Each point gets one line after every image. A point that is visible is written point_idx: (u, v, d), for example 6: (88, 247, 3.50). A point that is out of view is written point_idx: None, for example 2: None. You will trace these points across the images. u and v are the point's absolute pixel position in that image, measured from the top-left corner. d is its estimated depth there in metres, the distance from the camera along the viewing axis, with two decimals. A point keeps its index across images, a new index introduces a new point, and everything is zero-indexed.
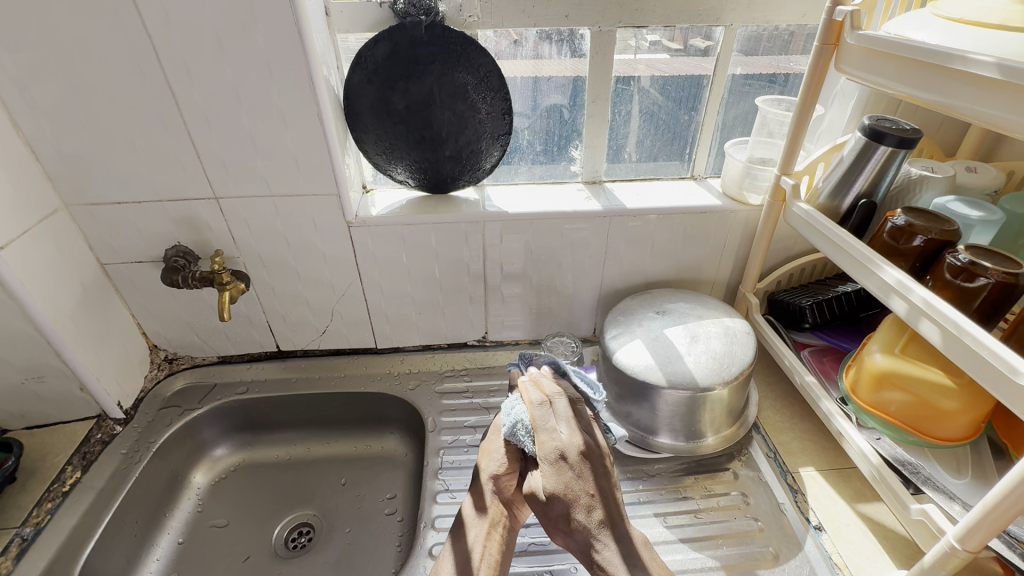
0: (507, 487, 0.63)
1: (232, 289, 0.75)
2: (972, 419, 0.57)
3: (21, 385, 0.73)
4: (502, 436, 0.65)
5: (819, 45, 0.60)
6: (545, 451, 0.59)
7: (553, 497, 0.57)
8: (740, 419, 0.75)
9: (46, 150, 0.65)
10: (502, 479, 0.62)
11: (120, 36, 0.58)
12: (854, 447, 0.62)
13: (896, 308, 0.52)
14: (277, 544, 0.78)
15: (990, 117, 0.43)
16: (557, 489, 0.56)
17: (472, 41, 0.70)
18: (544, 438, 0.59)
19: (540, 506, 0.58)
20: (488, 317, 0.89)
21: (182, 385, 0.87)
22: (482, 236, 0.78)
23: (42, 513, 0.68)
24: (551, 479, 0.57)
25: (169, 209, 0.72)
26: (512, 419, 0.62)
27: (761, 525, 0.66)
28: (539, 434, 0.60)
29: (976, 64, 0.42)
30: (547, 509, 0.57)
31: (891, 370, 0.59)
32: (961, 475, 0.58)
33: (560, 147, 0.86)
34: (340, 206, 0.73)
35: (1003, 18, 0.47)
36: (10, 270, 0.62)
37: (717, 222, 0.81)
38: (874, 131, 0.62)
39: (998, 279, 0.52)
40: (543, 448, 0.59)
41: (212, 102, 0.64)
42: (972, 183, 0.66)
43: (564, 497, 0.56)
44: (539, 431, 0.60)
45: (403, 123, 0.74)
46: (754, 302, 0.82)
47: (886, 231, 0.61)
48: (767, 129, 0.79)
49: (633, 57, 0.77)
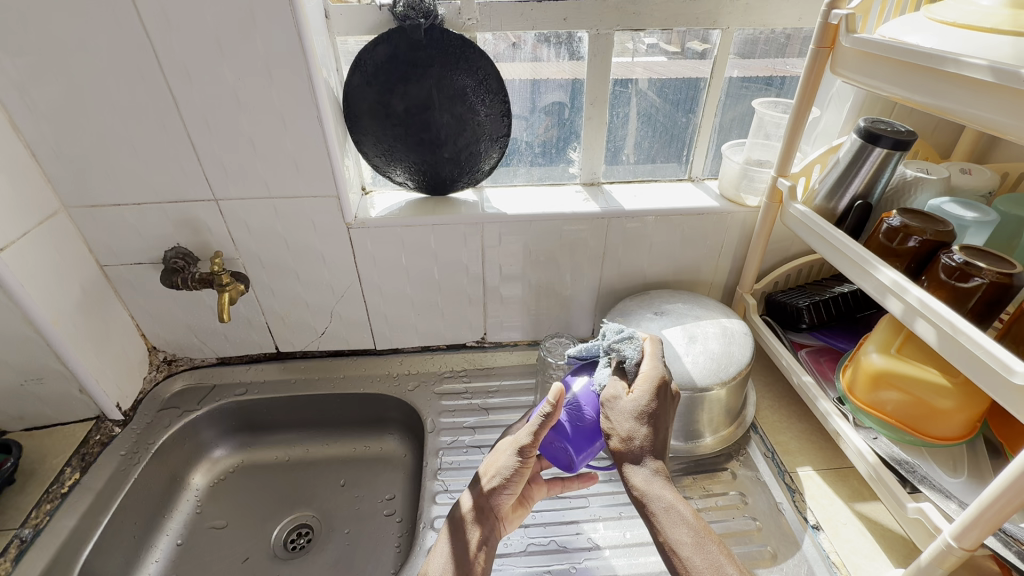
0: (504, 501, 0.61)
1: (231, 290, 0.76)
2: (968, 418, 0.58)
3: (20, 387, 0.73)
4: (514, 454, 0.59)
5: (814, 48, 0.61)
6: (650, 370, 0.54)
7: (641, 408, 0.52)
8: (738, 419, 0.76)
9: (46, 153, 0.65)
10: (502, 497, 0.60)
11: (120, 39, 0.58)
12: (851, 447, 0.62)
13: (893, 308, 0.52)
14: (276, 545, 0.78)
15: (984, 119, 0.43)
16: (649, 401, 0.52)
17: (471, 44, 0.71)
18: (651, 363, 0.55)
19: (617, 410, 0.53)
20: (487, 318, 0.89)
21: (180, 387, 0.87)
22: (480, 237, 0.79)
23: (41, 515, 0.68)
24: (647, 390, 0.53)
25: (169, 211, 0.72)
26: (627, 333, 0.57)
27: (759, 524, 0.67)
28: (646, 357, 0.56)
29: (969, 67, 0.43)
30: (621, 416, 0.52)
31: (887, 369, 0.60)
32: (958, 473, 0.59)
33: (558, 149, 0.87)
34: (340, 208, 0.74)
35: (995, 22, 0.48)
36: (10, 272, 0.62)
37: (714, 224, 0.81)
38: (869, 133, 0.63)
39: (992, 279, 0.53)
40: (651, 369, 0.55)
41: (211, 104, 0.64)
42: (967, 184, 0.67)
43: (642, 413, 0.52)
44: (652, 358, 0.56)
45: (402, 125, 0.74)
46: (752, 303, 0.83)
47: (882, 232, 0.62)
48: (763, 130, 0.79)
49: (630, 60, 0.78)
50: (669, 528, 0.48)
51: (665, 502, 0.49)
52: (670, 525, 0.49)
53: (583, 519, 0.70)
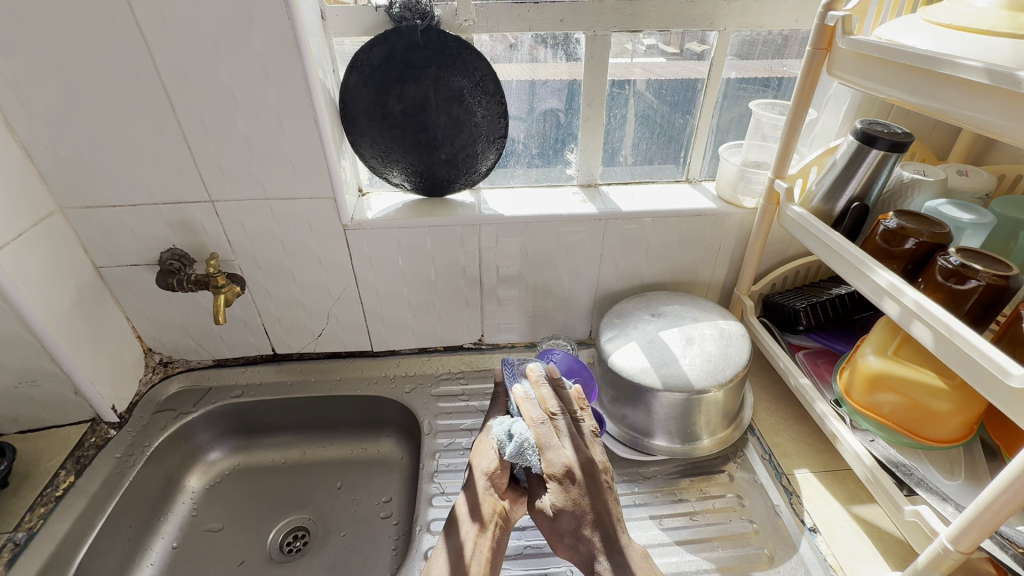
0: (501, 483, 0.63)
1: (227, 293, 0.74)
2: (964, 421, 0.58)
3: (14, 389, 0.73)
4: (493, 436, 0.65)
5: (811, 50, 0.61)
6: (554, 468, 0.60)
7: (561, 515, 0.59)
8: (735, 421, 0.76)
9: (41, 154, 0.65)
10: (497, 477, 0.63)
11: (115, 39, 0.58)
12: (848, 449, 0.62)
13: (888, 311, 0.52)
14: (272, 548, 0.78)
15: (980, 121, 0.43)
16: (563, 505, 0.58)
17: (467, 45, 0.70)
18: (551, 459, 0.60)
19: (548, 527, 0.59)
20: (484, 319, 0.89)
21: (177, 389, 0.86)
22: (477, 239, 0.79)
23: (35, 518, 0.67)
24: (558, 496, 0.59)
25: (165, 212, 0.72)
26: (517, 439, 0.62)
27: (756, 526, 0.67)
28: (543, 454, 0.61)
29: (965, 69, 0.43)
30: (555, 531, 0.59)
31: (883, 371, 0.60)
32: (954, 476, 0.59)
33: (556, 150, 0.86)
34: (336, 209, 0.74)
35: (991, 24, 0.48)
36: (4, 273, 0.62)
37: (712, 225, 0.81)
38: (866, 135, 0.63)
39: (988, 281, 0.52)
40: (551, 467, 0.60)
41: (207, 105, 0.64)
42: (964, 186, 0.67)
43: (571, 512, 0.58)
44: (545, 452, 0.60)
45: (398, 126, 0.74)
46: (749, 305, 0.83)
47: (879, 234, 0.62)
48: (761, 132, 0.79)
49: (628, 60, 0.78)
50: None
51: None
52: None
53: None
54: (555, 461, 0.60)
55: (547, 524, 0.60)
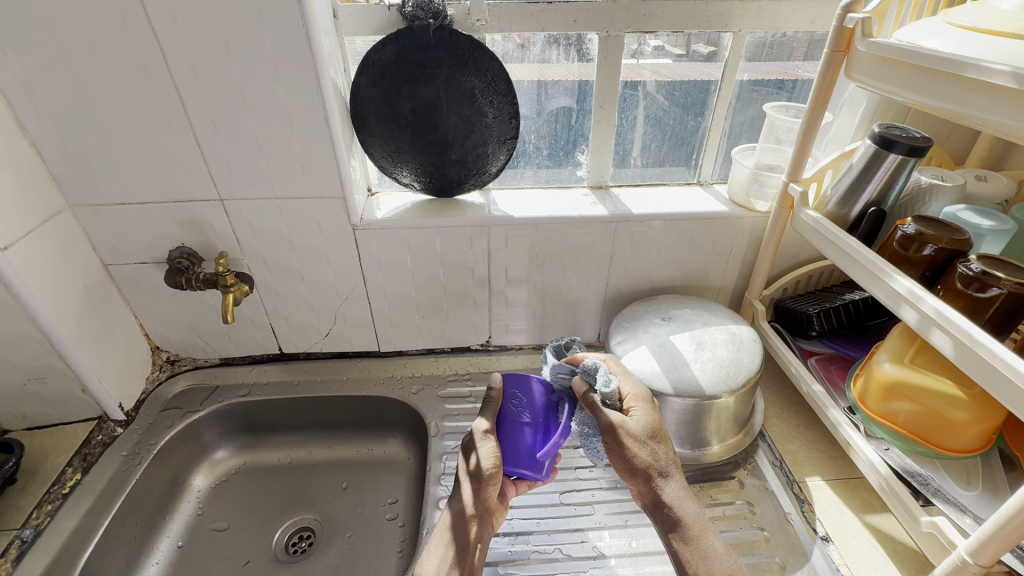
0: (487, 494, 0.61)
1: (236, 291, 0.74)
2: (982, 431, 0.57)
3: (22, 386, 0.73)
4: (485, 440, 0.61)
5: (828, 52, 0.59)
6: (641, 392, 0.61)
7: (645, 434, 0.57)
8: (746, 427, 0.75)
9: (50, 151, 0.65)
10: (487, 489, 0.60)
11: (127, 37, 0.58)
12: (862, 459, 0.61)
13: (906, 317, 0.51)
14: (278, 548, 0.77)
15: (1005, 126, 0.42)
16: (656, 424, 0.59)
17: (479, 45, 0.70)
18: (633, 389, 0.61)
19: (631, 443, 0.57)
20: (492, 320, 0.88)
21: (183, 387, 0.86)
22: (486, 240, 0.78)
23: (42, 515, 0.67)
24: (650, 415, 0.60)
25: (173, 210, 0.72)
26: (607, 382, 0.59)
27: (767, 535, 0.66)
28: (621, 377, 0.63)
29: (991, 73, 0.42)
30: (638, 443, 0.57)
31: (899, 379, 0.59)
32: (972, 486, 0.58)
33: (566, 152, 0.86)
34: (346, 209, 0.73)
35: (1016, 28, 0.47)
36: (13, 271, 0.62)
37: (724, 228, 0.80)
38: (884, 139, 0.62)
39: (1011, 289, 0.51)
40: (634, 390, 0.61)
41: (218, 103, 0.63)
42: (983, 192, 0.65)
43: (650, 436, 0.58)
44: (625, 381, 0.62)
45: (409, 126, 0.73)
46: (761, 309, 0.82)
47: (896, 240, 0.61)
48: (774, 135, 0.78)
49: (637, 62, 0.77)
50: (687, 550, 0.54)
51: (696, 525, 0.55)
52: (686, 544, 0.54)
53: (589, 527, 0.69)
54: (634, 385, 0.62)
55: (635, 441, 0.57)
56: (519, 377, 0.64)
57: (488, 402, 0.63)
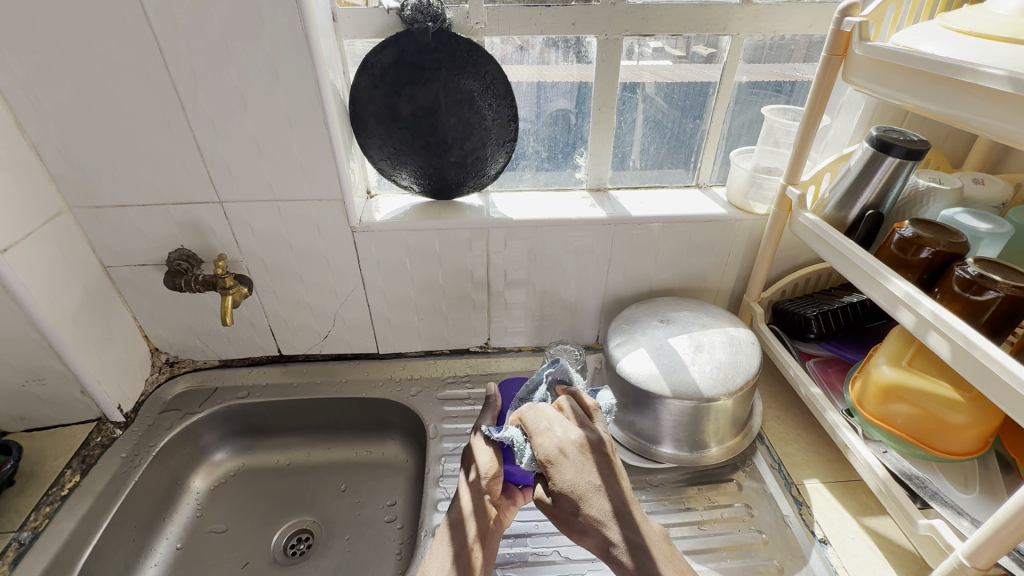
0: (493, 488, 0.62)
1: (235, 293, 0.74)
2: (979, 434, 0.57)
3: (21, 387, 0.73)
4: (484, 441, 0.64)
5: (826, 55, 0.60)
6: (548, 446, 0.54)
7: (560, 501, 0.52)
8: (744, 429, 0.75)
9: (51, 153, 0.65)
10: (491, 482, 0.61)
11: (127, 40, 0.58)
12: (861, 461, 0.61)
13: (904, 320, 0.52)
14: (276, 551, 0.77)
15: (1000, 129, 0.42)
16: (566, 488, 0.52)
17: (478, 48, 0.70)
18: (542, 446, 0.54)
19: (551, 513, 0.54)
20: (491, 323, 0.88)
21: (182, 389, 0.86)
22: (485, 242, 0.78)
23: (40, 517, 0.67)
24: (562, 478, 0.52)
25: (173, 212, 0.72)
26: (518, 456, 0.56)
27: (765, 538, 0.66)
28: (534, 435, 0.55)
29: (986, 76, 0.42)
30: (563, 512, 0.52)
31: (898, 382, 0.59)
32: (969, 489, 0.58)
33: (566, 154, 0.86)
34: (345, 211, 0.73)
35: (1012, 32, 0.47)
36: (13, 272, 0.62)
37: (723, 231, 0.80)
38: (882, 142, 0.62)
39: (1007, 293, 0.52)
40: (544, 448, 0.54)
41: (218, 106, 0.63)
42: (980, 195, 0.66)
43: (567, 501, 0.52)
44: (534, 437, 0.55)
45: (408, 128, 0.74)
46: (759, 312, 0.82)
47: (894, 243, 0.61)
48: (773, 137, 0.78)
49: (636, 64, 0.77)
50: None
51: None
52: None
53: None
54: (543, 444, 0.54)
55: (552, 512, 0.53)
56: (515, 385, 0.70)
57: (488, 407, 0.67)
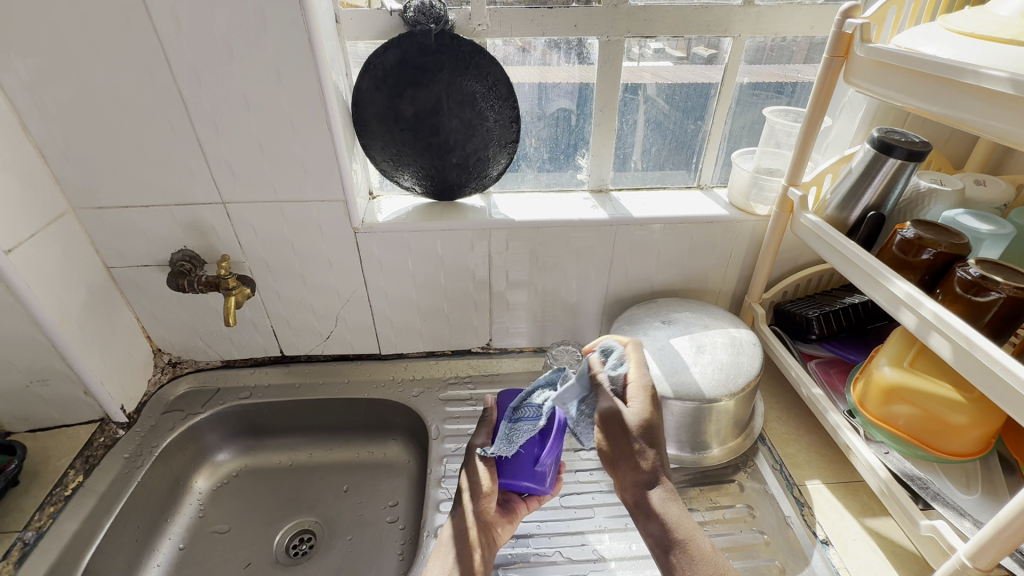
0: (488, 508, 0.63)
1: (238, 294, 0.75)
2: (981, 435, 0.57)
3: (25, 388, 0.73)
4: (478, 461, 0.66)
5: (827, 57, 0.60)
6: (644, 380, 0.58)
7: (639, 427, 0.55)
8: (746, 430, 0.75)
9: (54, 154, 0.66)
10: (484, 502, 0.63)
11: (131, 42, 0.59)
12: (862, 462, 0.61)
13: (905, 321, 0.52)
14: (278, 551, 0.77)
15: (1001, 131, 0.43)
16: (648, 419, 0.55)
17: (480, 50, 0.70)
18: (640, 377, 0.58)
19: (617, 438, 0.55)
20: (493, 323, 0.89)
21: (185, 390, 0.87)
22: (487, 243, 0.78)
23: (44, 517, 0.67)
24: (644, 407, 0.56)
25: (176, 213, 0.72)
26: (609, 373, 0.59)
27: (766, 538, 0.66)
28: (636, 368, 0.59)
29: (988, 78, 0.42)
30: (634, 439, 0.55)
31: (899, 383, 0.59)
32: (971, 490, 0.58)
33: (567, 155, 0.86)
34: (347, 212, 0.73)
35: (1013, 33, 0.47)
36: (17, 273, 0.62)
37: (724, 232, 0.80)
38: (883, 144, 0.62)
39: (1009, 294, 0.52)
40: (639, 380, 0.58)
41: (221, 107, 0.64)
42: (982, 197, 0.66)
43: (646, 431, 0.55)
44: (638, 368, 0.59)
45: (410, 130, 0.74)
46: (761, 313, 0.82)
47: (895, 244, 0.61)
48: (774, 139, 0.78)
49: (637, 65, 0.77)
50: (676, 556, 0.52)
51: (683, 531, 0.52)
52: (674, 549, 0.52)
53: (589, 530, 0.69)
54: (645, 375, 0.58)
55: (621, 437, 0.55)
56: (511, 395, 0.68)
57: (483, 422, 0.69)
